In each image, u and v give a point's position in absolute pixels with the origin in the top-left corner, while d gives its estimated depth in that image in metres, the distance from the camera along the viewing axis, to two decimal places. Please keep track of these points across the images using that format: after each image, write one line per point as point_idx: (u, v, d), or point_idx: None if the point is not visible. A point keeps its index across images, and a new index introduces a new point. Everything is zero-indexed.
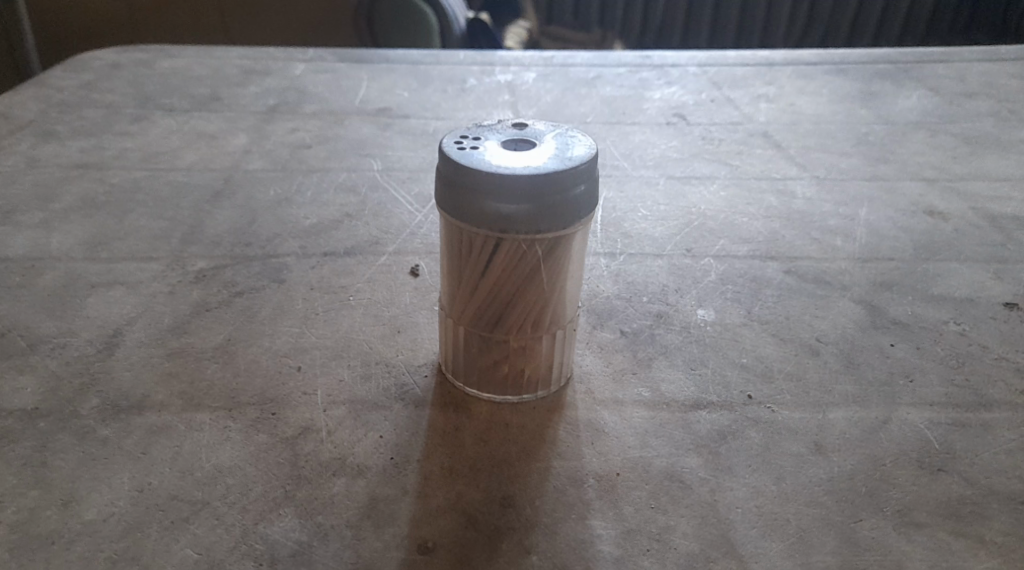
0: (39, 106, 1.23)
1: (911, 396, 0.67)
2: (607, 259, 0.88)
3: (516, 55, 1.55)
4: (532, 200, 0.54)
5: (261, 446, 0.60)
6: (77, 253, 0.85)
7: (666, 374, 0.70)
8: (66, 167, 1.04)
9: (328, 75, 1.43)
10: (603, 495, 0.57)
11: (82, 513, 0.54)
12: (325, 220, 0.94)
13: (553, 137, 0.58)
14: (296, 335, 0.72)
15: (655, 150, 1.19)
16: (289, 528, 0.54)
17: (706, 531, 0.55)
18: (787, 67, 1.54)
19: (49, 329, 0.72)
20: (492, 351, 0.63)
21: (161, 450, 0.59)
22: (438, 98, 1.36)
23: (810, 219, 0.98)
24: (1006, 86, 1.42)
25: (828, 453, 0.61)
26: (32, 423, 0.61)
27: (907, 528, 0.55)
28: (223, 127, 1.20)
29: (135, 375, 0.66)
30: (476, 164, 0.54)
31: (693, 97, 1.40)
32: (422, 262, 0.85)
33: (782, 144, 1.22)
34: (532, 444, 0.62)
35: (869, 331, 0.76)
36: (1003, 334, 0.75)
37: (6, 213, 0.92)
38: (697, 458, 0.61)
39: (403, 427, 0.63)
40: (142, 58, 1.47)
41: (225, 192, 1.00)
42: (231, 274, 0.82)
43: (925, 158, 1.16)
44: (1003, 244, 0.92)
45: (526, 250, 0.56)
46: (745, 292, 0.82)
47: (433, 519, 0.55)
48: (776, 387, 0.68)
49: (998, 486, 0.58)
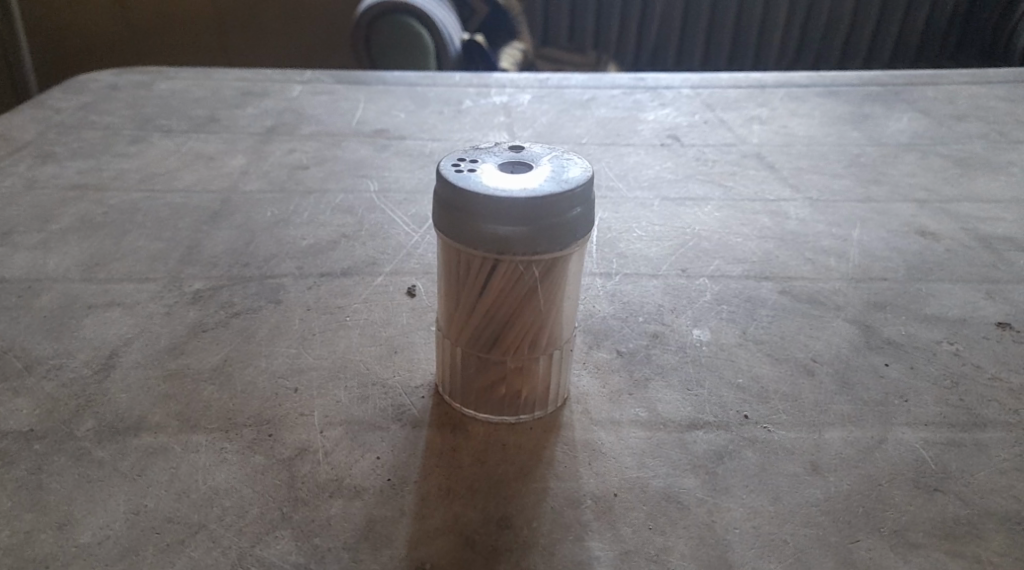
0: (38, 127, 1.23)
1: (906, 416, 0.68)
2: (602, 279, 0.89)
3: (511, 77, 1.57)
4: (529, 222, 0.54)
5: (258, 468, 0.60)
6: (75, 274, 0.85)
7: (662, 394, 0.70)
8: (64, 188, 1.04)
9: (326, 97, 1.44)
10: (600, 515, 0.57)
11: (78, 536, 0.54)
12: (323, 240, 0.94)
13: (549, 160, 0.59)
14: (293, 356, 0.72)
15: (650, 171, 1.20)
16: (286, 550, 0.53)
17: (704, 552, 0.55)
18: (778, 90, 1.56)
19: (46, 351, 0.72)
20: (489, 371, 0.63)
21: (158, 472, 0.59)
22: (435, 119, 1.37)
23: (803, 239, 0.99)
24: (995, 109, 1.44)
25: (824, 473, 0.61)
26: (28, 445, 0.61)
27: (904, 549, 0.55)
28: (221, 149, 1.21)
29: (132, 397, 0.66)
30: (473, 187, 0.55)
31: (686, 119, 1.41)
32: (419, 282, 0.86)
33: (775, 165, 1.23)
34: (529, 464, 0.62)
35: (863, 350, 0.76)
36: (996, 354, 0.76)
37: (5, 234, 0.92)
38: (694, 478, 0.61)
39: (400, 448, 0.63)
40: (141, 79, 1.48)
41: (222, 214, 1.00)
42: (228, 294, 0.82)
43: (917, 179, 1.17)
44: (994, 264, 0.93)
45: (523, 271, 0.57)
46: (740, 312, 0.82)
47: (431, 541, 0.55)
48: (772, 407, 0.68)
49: (995, 507, 0.59)
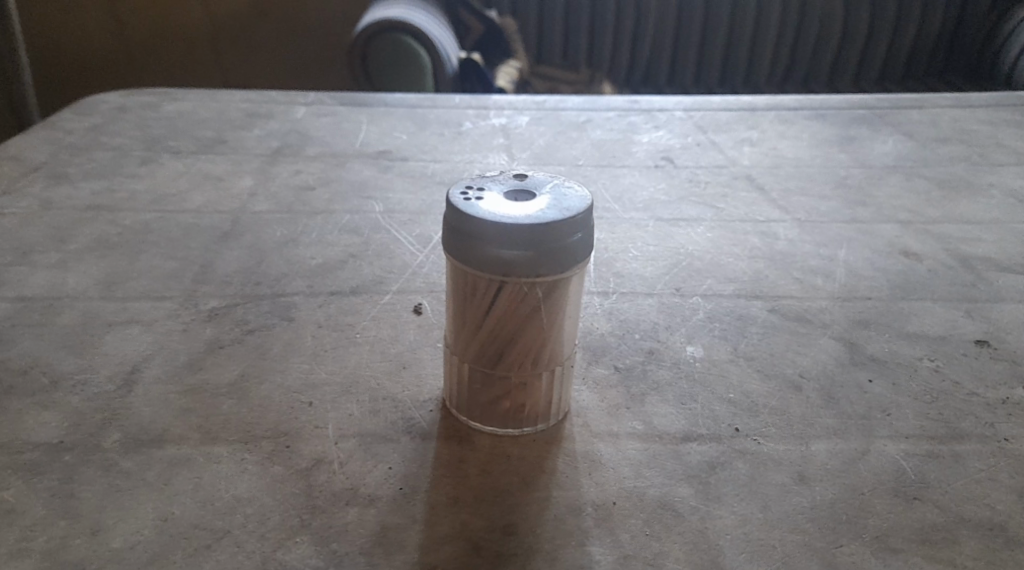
0: (50, 148, 1.27)
1: (887, 429, 0.72)
2: (600, 297, 0.93)
3: (509, 99, 1.62)
4: (533, 247, 0.58)
5: (277, 477, 0.63)
6: (94, 292, 0.88)
7: (658, 408, 0.74)
8: (79, 208, 1.08)
9: (329, 119, 1.49)
10: (600, 522, 0.61)
11: (110, 541, 0.57)
12: (331, 260, 0.98)
13: (550, 188, 0.63)
14: (306, 372, 0.76)
15: (644, 193, 1.25)
16: (305, 554, 0.57)
17: (697, 555, 0.58)
18: (768, 112, 1.61)
19: (69, 366, 0.75)
20: (494, 385, 0.67)
21: (183, 481, 0.62)
22: (435, 140, 1.41)
23: (791, 259, 1.03)
24: (976, 132, 1.50)
25: (810, 482, 0.65)
26: (58, 456, 0.64)
27: (884, 553, 0.59)
28: (229, 170, 1.24)
29: (154, 410, 0.70)
30: (480, 215, 0.59)
31: (679, 141, 1.46)
32: (425, 300, 0.90)
33: (764, 187, 1.28)
34: (532, 475, 0.65)
35: (847, 367, 0.81)
36: (974, 370, 0.80)
37: (24, 253, 0.96)
38: (688, 487, 0.64)
39: (411, 459, 0.66)
40: (148, 101, 1.52)
41: (233, 233, 1.04)
42: (242, 312, 0.85)
43: (901, 201, 1.22)
44: (973, 284, 0.97)
45: (527, 292, 0.61)
46: (730, 329, 0.87)
47: (441, 546, 0.58)
48: (762, 421, 0.72)
49: (970, 514, 0.63)
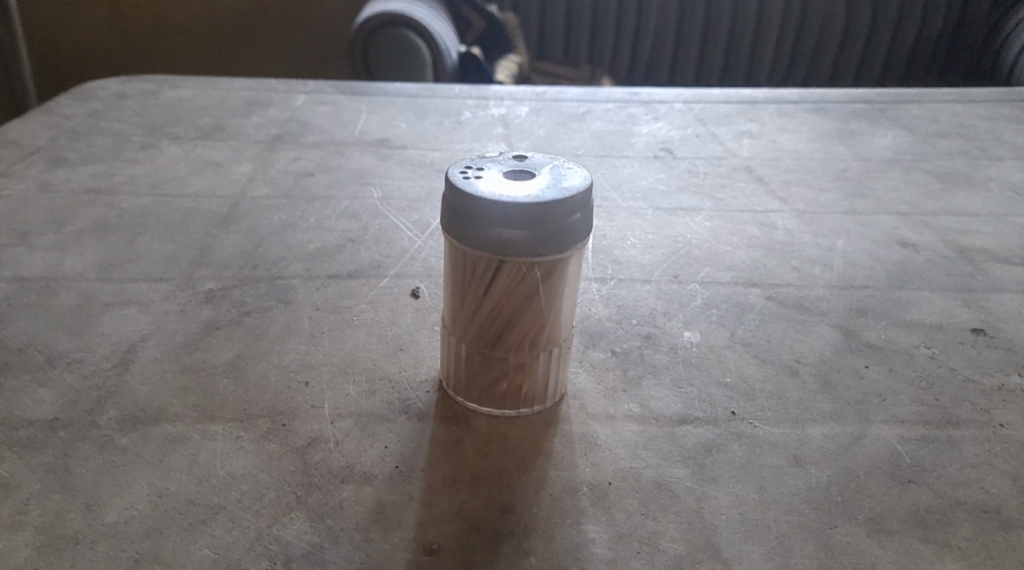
0: (48, 133, 1.27)
1: (883, 414, 0.72)
2: (598, 283, 0.93)
3: (509, 90, 1.61)
4: (532, 226, 0.58)
5: (273, 455, 0.63)
6: (92, 273, 0.88)
7: (654, 391, 0.74)
8: (78, 192, 1.08)
9: (329, 107, 1.48)
10: (595, 502, 0.61)
11: (106, 516, 0.57)
12: (328, 245, 0.98)
13: (550, 169, 0.63)
14: (303, 353, 0.76)
15: (643, 182, 1.25)
16: (301, 530, 0.57)
17: (693, 535, 0.58)
18: (768, 106, 1.61)
19: (66, 345, 0.75)
20: (492, 367, 0.67)
21: (179, 458, 0.62)
22: (435, 129, 1.41)
23: (789, 249, 1.03)
24: (976, 127, 1.49)
25: (805, 464, 0.65)
26: (54, 432, 0.64)
27: (879, 534, 0.59)
28: (228, 156, 1.24)
29: (151, 389, 0.70)
30: (479, 193, 0.59)
31: (679, 132, 1.46)
32: (422, 284, 0.89)
33: (763, 178, 1.28)
34: (529, 456, 0.65)
35: (844, 353, 0.81)
36: (970, 358, 0.80)
37: (22, 235, 0.95)
38: (684, 468, 0.65)
39: (408, 439, 0.66)
40: (148, 88, 1.52)
41: (231, 218, 1.04)
42: (240, 294, 0.85)
43: (900, 194, 1.22)
44: (971, 274, 0.97)
45: (525, 273, 0.61)
46: (728, 316, 0.86)
47: (437, 524, 0.58)
48: (759, 405, 0.72)
49: (964, 497, 0.63)
